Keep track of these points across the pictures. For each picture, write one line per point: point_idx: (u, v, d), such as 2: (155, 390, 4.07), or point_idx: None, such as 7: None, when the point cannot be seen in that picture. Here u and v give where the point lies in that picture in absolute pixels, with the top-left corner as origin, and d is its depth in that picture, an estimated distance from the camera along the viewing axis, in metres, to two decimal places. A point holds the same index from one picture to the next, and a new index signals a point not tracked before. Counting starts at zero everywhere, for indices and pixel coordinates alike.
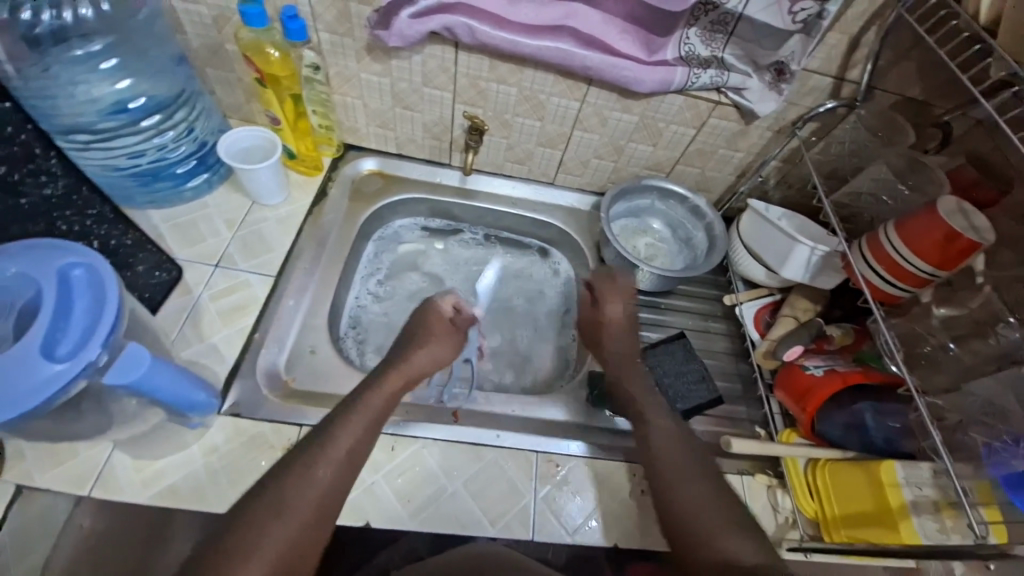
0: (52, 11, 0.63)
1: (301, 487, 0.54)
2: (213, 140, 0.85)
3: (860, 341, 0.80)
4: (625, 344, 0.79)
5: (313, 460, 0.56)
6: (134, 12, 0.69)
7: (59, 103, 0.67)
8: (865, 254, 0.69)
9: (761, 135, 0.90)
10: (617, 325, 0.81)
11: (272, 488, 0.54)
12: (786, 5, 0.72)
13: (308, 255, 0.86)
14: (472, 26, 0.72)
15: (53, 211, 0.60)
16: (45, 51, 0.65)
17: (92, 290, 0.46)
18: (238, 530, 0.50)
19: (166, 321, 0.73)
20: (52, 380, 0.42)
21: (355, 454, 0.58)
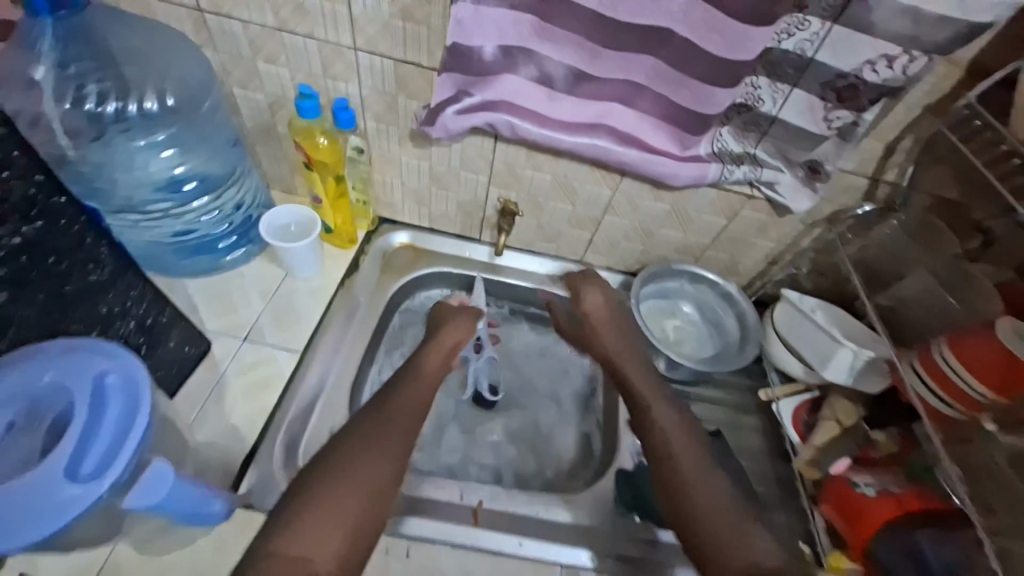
0: (118, 102, 0.70)
1: (382, 432, 0.68)
2: (257, 215, 0.87)
3: (907, 449, 0.74)
4: (641, 378, 0.80)
5: (391, 413, 0.70)
6: (199, 103, 0.74)
7: (115, 177, 0.71)
8: (917, 369, 0.69)
9: (794, 227, 0.89)
10: (626, 353, 0.83)
11: (358, 431, 0.68)
12: (821, 112, 0.73)
13: (335, 328, 0.86)
14: (513, 123, 0.75)
15: (95, 296, 0.60)
16: (105, 128, 0.70)
17: (126, 395, 0.48)
18: (335, 463, 0.64)
19: (189, 399, 0.72)
20: (69, 499, 0.43)
21: (414, 412, 0.72)
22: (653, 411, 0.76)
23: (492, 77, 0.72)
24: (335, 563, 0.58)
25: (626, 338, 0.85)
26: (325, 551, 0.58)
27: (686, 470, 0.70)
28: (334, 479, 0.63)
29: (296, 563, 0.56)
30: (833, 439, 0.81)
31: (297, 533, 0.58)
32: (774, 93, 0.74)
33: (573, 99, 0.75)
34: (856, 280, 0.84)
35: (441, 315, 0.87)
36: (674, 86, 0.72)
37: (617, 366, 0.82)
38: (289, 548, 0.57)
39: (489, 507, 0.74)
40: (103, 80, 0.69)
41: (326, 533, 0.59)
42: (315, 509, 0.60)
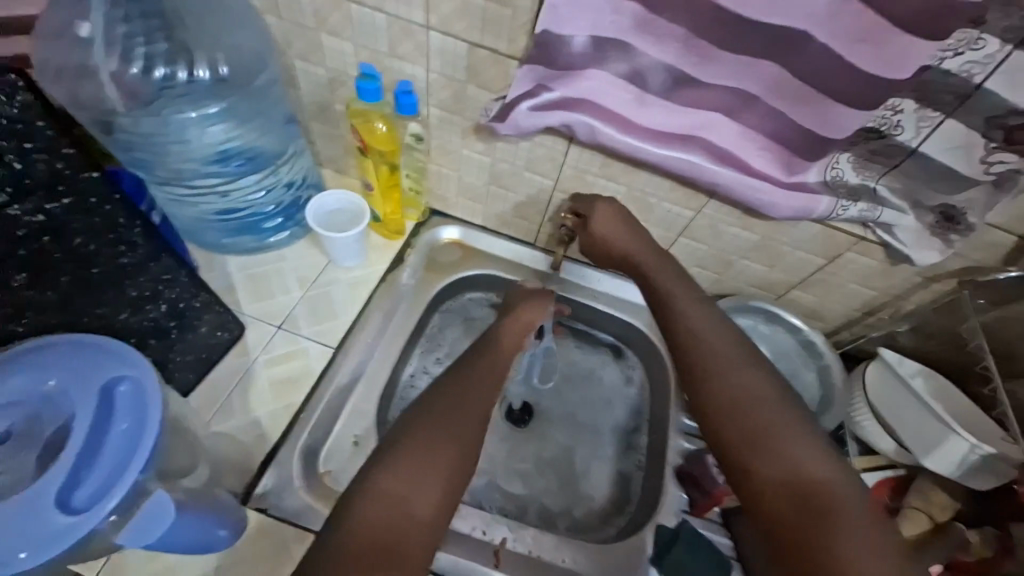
0: (166, 69, 0.66)
1: (470, 387, 0.62)
2: (305, 196, 0.83)
3: (1006, 558, 0.65)
4: (702, 319, 0.63)
5: (477, 371, 0.65)
6: (254, 78, 0.70)
7: (168, 147, 0.68)
8: None
9: (907, 279, 0.75)
10: (680, 289, 0.66)
11: (450, 387, 0.62)
12: (978, 152, 0.59)
13: (373, 326, 0.81)
14: (593, 125, 0.65)
15: (123, 279, 0.57)
16: (158, 93, 0.66)
17: (133, 409, 0.46)
18: (429, 416, 0.58)
19: (217, 386, 0.71)
20: (65, 526, 0.41)
21: (493, 374, 0.65)
22: (724, 363, 0.59)
23: (574, 72, 0.63)
24: (431, 512, 0.53)
25: (675, 271, 0.69)
26: (423, 499, 0.53)
27: (760, 418, 0.55)
28: (429, 429, 0.57)
29: (394, 508, 0.51)
30: (920, 534, 0.71)
31: (396, 475, 0.53)
32: (918, 120, 0.60)
33: (666, 105, 0.64)
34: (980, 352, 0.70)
35: (516, 295, 0.78)
36: (795, 103, 0.60)
37: (670, 303, 0.65)
38: (387, 488, 0.52)
39: (511, 548, 0.70)
40: (155, 42, 0.64)
41: (426, 483, 0.54)
42: (410, 454, 0.55)
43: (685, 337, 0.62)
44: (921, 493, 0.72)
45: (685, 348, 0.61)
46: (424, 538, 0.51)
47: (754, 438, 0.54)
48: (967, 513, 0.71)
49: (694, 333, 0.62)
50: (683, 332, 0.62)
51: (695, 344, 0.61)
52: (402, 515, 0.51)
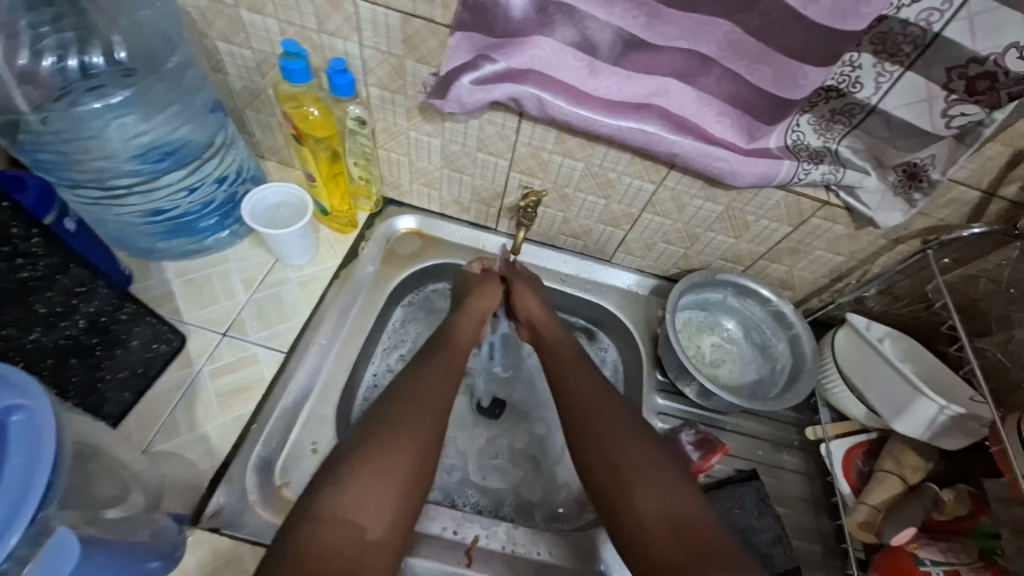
0: (56, 55, 0.58)
1: (422, 395, 0.63)
2: (243, 192, 0.78)
3: (976, 513, 0.65)
4: (592, 396, 0.66)
5: (433, 374, 0.66)
6: (161, 62, 0.63)
7: (84, 143, 0.61)
8: None
9: (873, 242, 0.74)
10: (573, 368, 0.70)
11: (404, 394, 0.62)
12: (939, 105, 0.57)
13: (327, 327, 0.77)
14: (542, 98, 0.61)
15: (27, 295, 0.52)
16: (59, 85, 0.59)
17: (26, 440, 0.42)
18: (381, 427, 0.59)
19: (158, 401, 0.66)
20: None
21: (450, 377, 0.66)
22: (600, 417, 0.64)
23: (520, 39, 0.58)
24: (386, 530, 0.54)
25: (569, 345, 0.73)
26: (376, 519, 0.53)
27: (627, 458, 0.61)
28: (379, 443, 0.57)
29: (348, 530, 0.52)
30: (893, 497, 0.70)
31: (347, 493, 0.53)
32: (877, 75, 0.57)
33: (618, 72, 0.60)
34: (951, 310, 0.69)
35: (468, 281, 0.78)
36: (755, 62, 0.57)
37: (562, 382, 0.69)
38: (336, 508, 0.52)
39: (484, 545, 0.67)
40: (63, 29, 0.58)
41: (380, 500, 0.54)
42: (363, 471, 0.55)
43: (575, 419, 0.65)
44: (892, 456, 0.72)
45: (576, 426, 0.65)
46: (381, 559, 0.53)
47: (632, 481, 0.59)
48: (937, 473, 0.72)
49: (584, 412, 0.65)
50: (574, 410, 0.66)
51: (585, 422, 0.64)
52: (354, 536, 0.52)
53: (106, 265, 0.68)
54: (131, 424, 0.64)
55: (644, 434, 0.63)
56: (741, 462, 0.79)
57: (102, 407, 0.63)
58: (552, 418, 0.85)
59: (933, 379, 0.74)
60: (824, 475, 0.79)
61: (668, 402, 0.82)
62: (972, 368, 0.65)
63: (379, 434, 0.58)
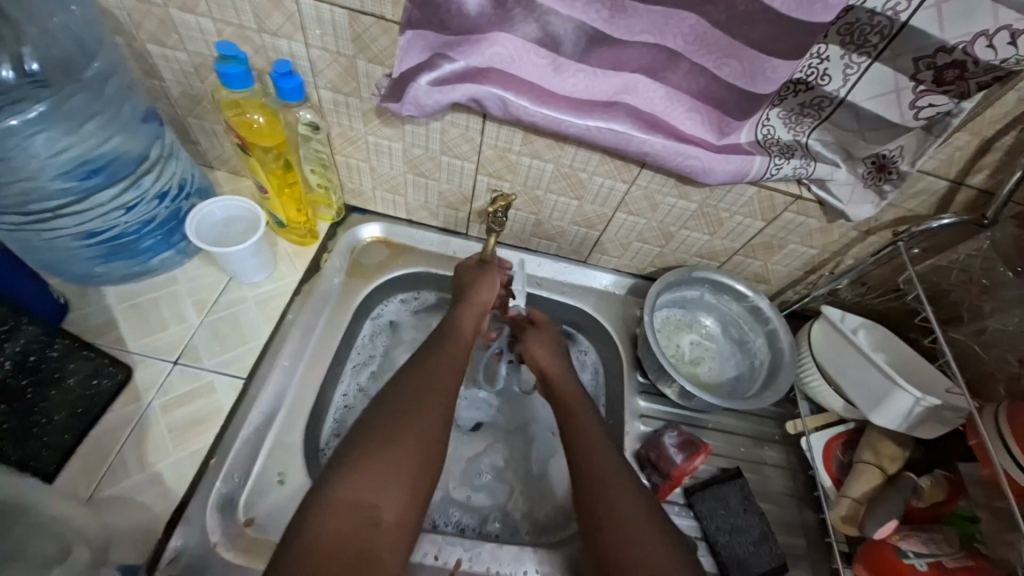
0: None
1: (426, 382, 0.60)
2: (189, 207, 0.72)
3: (954, 498, 0.67)
4: (600, 447, 0.63)
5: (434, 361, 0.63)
6: (81, 70, 0.57)
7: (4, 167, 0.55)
8: (1007, 440, 0.57)
9: (845, 233, 0.74)
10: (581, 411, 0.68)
11: (402, 385, 0.60)
12: (907, 97, 0.56)
13: (290, 348, 0.72)
14: (505, 98, 0.58)
15: None
16: None
17: None
18: (390, 410, 0.57)
19: (102, 442, 0.61)
20: None
21: (451, 370, 0.63)
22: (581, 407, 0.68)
23: (477, 36, 0.55)
24: (400, 513, 0.52)
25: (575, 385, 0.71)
26: (391, 499, 0.51)
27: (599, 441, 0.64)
28: (390, 430, 0.55)
29: (360, 514, 0.50)
30: (874, 489, 0.70)
31: (354, 480, 0.51)
32: (845, 67, 0.56)
33: (584, 69, 0.57)
34: (923, 300, 0.69)
35: (466, 276, 0.74)
36: (721, 57, 0.55)
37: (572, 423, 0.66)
38: (349, 492, 0.50)
39: (468, 568, 0.66)
40: None
41: (394, 483, 0.52)
42: (374, 457, 0.53)
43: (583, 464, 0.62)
44: (870, 447, 0.72)
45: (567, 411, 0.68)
46: (395, 542, 0.50)
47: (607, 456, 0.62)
48: (912, 460, 0.73)
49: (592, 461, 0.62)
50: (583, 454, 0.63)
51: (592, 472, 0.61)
52: (368, 518, 0.50)
53: (30, 298, 0.61)
54: (73, 470, 0.59)
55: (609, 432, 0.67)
56: (724, 460, 0.78)
57: (38, 454, 0.57)
58: (534, 427, 0.82)
59: (908, 368, 0.74)
60: (805, 468, 0.79)
61: (649, 404, 0.81)
62: (945, 358, 0.65)
63: (391, 419, 0.56)
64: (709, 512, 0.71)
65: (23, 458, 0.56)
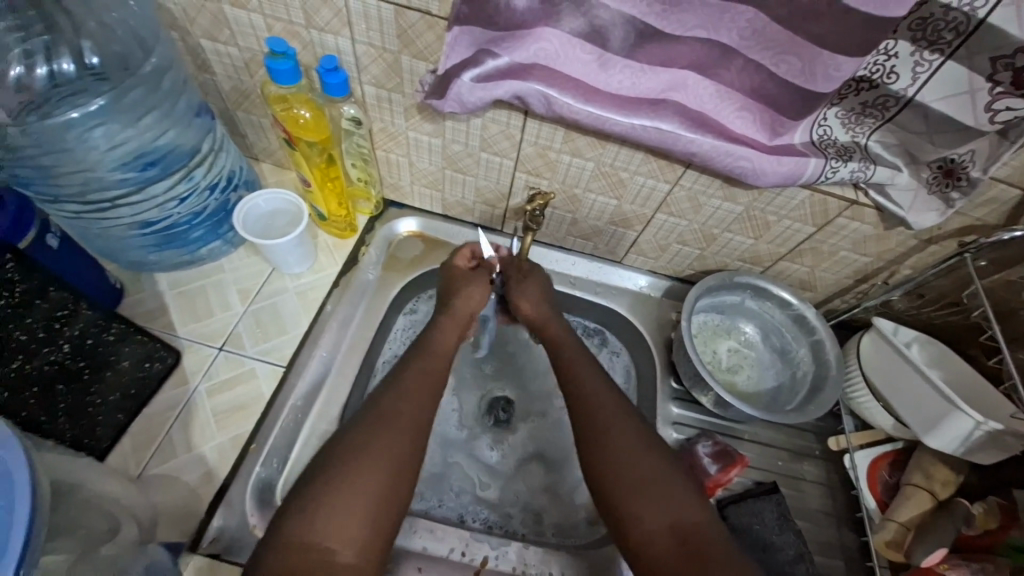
0: (23, 64, 0.54)
1: (398, 413, 0.59)
2: (236, 199, 0.75)
3: (1009, 527, 0.62)
4: (615, 415, 0.62)
5: (413, 387, 0.62)
6: (138, 66, 0.59)
7: (66, 157, 0.58)
8: None
9: (904, 242, 0.69)
10: (612, 423, 0.61)
11: (395, 396, 0.61)
12: (982, 98, 0.52)
13: (327, 339, 0.74)
14: (548, 94, 0.56)
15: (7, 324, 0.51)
16: (38, 105, 0.55)
17: None
18: (369, 426, 0.57)
19: (152, 423, 0.65)
20: None
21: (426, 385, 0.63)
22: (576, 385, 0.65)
23: (523, 31, 0.54)
24: (358, 551, 0.51)
25: (611, 397, 0.64)
26: (347, 538, 0.50)
27: (592, 417, 0.62)
28: (352, 465, 0.54)
29: (318, 555, 0.49)
30: (921, 515, 0.67)
31: (317, 518, 0.50)
32: (915, 64, 0.52)
33: (631, 65, 0.55)
34: (989, 317, 0.64)
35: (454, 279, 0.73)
36: (779, 53, 0.52)
37: (598, 438, 0.60)
38: (305, 536, 0.49)
39: (493, 567, 0.67)
40: (35, 36, 0.54)
41: (350, 518, 0.51)
42: (334, 492, 0.52)
43: (609, 441, 0.60)
44: (922, 470, 0.69)
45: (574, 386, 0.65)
46: None
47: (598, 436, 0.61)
48: (968, 487, 0.68)
49: (641, 473, 0.57)
50: (601, 445, 0.60)
51: (629, 481, 0.57)
52: (321, 561, 0.48)
53: (89, 283, 0.65)
54: (127, 447, 0.63)
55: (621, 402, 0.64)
56: (759, 473, 0.76)
57: (93, 432, 0.61)
58: (565, 428, 0.81)
59: (968, 387, 0.70)
60: (847, 487, 0.76)
61: (682, 410, 0.79)
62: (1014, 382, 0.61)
63: (367, 438, 0.56)
64: (744, 526, 0.69)
65: (79, 434, 0.60)
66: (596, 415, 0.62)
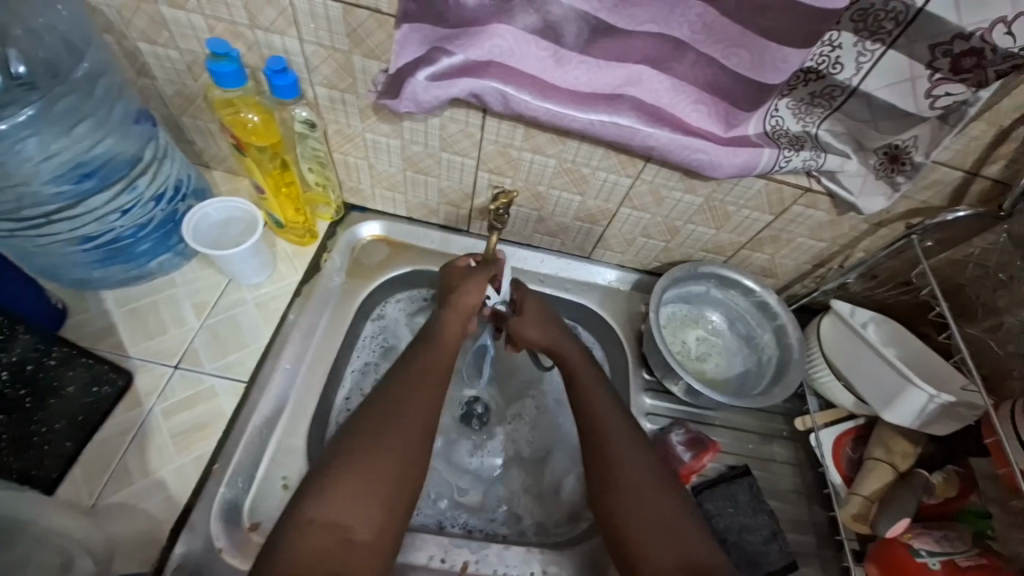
0: None
1: (402, 401, 0.59)
2: (186, 209, 0.71)
3: (966, 494, 0.67)
4: (601, 396, 0.66)
5: (412, 375, 0.62)
6: (68, 71, 0.56)
7: (0, 172, 0.54)
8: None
9: (855, 226, 0.72)
10: (604, 405, 0.65)
11: (401, 382, 0.62)
12: (922, 85, 0.54)
13: (291, 350, 0.71)
14: (505, 91, 0.56)
15: None
16: None
17: None
18: (376, 412, 0.58)
19: (104, 449, 0.61)
20: None
21: (427, 374, 0.63)
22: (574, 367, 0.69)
23: (477, 28, 0.53)
24: (375, 530, 0.52)
25: (601, 381, 0.68)
26: (363, 518, 0.52)
27: (585, 397, 0.66)
28: (366, 448, 0.55)
29: (333, 534, 0.50)
30: (884, 487, 0.69)
31: (331, 497, 0.52)
32: (858, 54, 0.54)
33: (586, 60, 0.55)
34: (938, 295, 0.67)
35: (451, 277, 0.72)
36: (730, 46, 0.53)
37: (593, 420, 0.65)
38: (320, 515, 0.50)
39: (475, 570, 0.66)
40: None
41: (365, 500, 0.52)
42: (346, 476, 0.53)
43: (595, 422, 0.64)
44: (882, 443, 0.72)
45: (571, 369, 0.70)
46: (373, 558, 0.50)
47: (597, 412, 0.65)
48: (924, 457, 0.72)
49: (618, 457, 0.61)
50: (596, 425, 0.64)
51: (609, 462, 0.61)
52: (337, 540, 0.50)
53: (31, 307, 0.61)
54: (76, 477, 0.59)
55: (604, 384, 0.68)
56: (731, 458, 0.78)
57: (40, 463, 0.58)
58: (541, 426, 0.81)
59: (920, 363, 0.73)
60: (814, 465, 0.78)
61: (655, 401, 0.80)
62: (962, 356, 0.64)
63: (377, 424, 0.57)
64: (718, 511, 0.70)
65: (26, 466, 0.57)
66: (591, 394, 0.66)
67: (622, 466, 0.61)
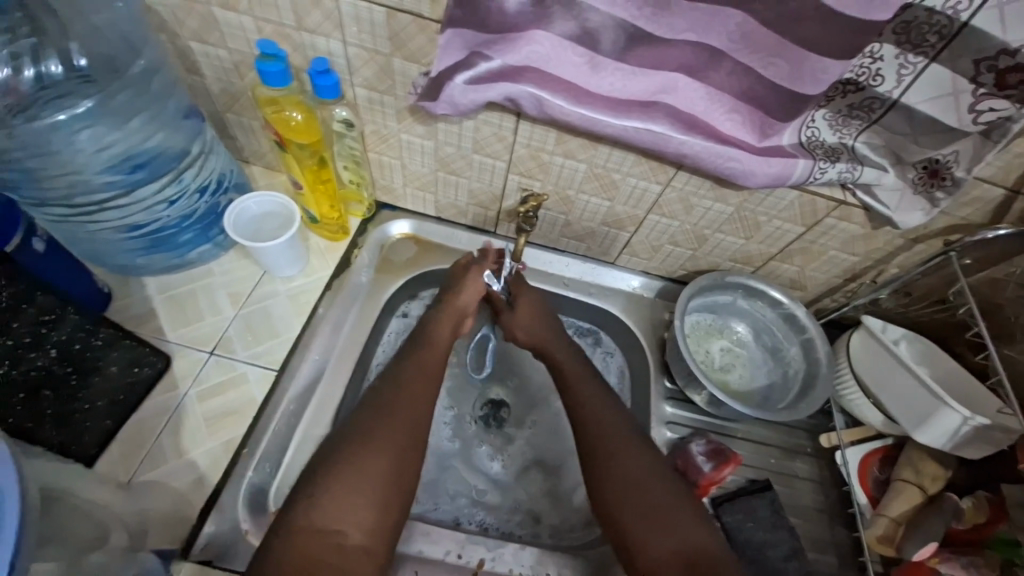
0: (9, 67, 0.53)
1: (400, 405, 0.61)
2: (227, 202, 0.74)
3: (996, 521, 0.64)
4: (601, 407, 0.66)
5: (411, 383, 0.64)
6: (126, 67, 0.59)
7: (58, 161, 0.57)
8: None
9: (891, 241, 0.70)
10: (604, 420, 0.65)
11: (399, 384, 0.63)
12: (966, 100, 0.53)
13: (320, 342, 0.73)
14: (540, 96, 0.57)
15: None
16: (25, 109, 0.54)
17: None
18: (371, 414, 0.60)
19: (142, 429, 0.64)
20: None
21: (425, 383, 0.64)
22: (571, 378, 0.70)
23: (515, 34, 0.54)
24: (367, 535, 0.53)
25: (602, 394, 0.68)
26: (355, 522, 0.53)
27: (585, 410, 0.66)
28: (360, 451, 0.56)
29: (326, 537, 0.51)
30: (912, 510, 0.68)
31: (324, 501, 0.53)
32: (900, 67, 0.53)
33: (622, 67, 0.55)
34: (976, 315, 0.65)
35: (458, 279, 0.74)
36: (768, 55, 0.52)
37: (593, 432, 0.65)
38: (313, 519, 0.52)
39: (490, 569, 0.67)
40: (20, 37, 0.53)
41: (358, 504, 0.54)
42: (341, 478, 0.54)
43: (594, 435, 0.64)
44: (911, 465, 0.70)
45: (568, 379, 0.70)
46: (363, 561, 0.52)
47: (595, 425, 0.65)
48: (955, 482, 0.69)
49: (621, 470, 0.61)
50: (594, 439, 0.64)
51: (609, 476, 0.61)
52: (331, 543, 0.51)
53: (76, 288, 0.64)
54: (115, 454, 0.62)
55: (604, 395, 0.68)
56: (752, 472, 0.76)
57: (80, 438, 0.60)
58: (560, 429, 0.81)
59: (956, 385, 0.71)
60: (839, 484, 0.77)
61: (676, 409, 0.79)
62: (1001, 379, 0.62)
63: (376, 423, 0.59)
64: (737, 524, 0.70)
65: (66, 441, 0.59)
66: (586, 405, 0.67)
67: (623, 479, 0.60)
